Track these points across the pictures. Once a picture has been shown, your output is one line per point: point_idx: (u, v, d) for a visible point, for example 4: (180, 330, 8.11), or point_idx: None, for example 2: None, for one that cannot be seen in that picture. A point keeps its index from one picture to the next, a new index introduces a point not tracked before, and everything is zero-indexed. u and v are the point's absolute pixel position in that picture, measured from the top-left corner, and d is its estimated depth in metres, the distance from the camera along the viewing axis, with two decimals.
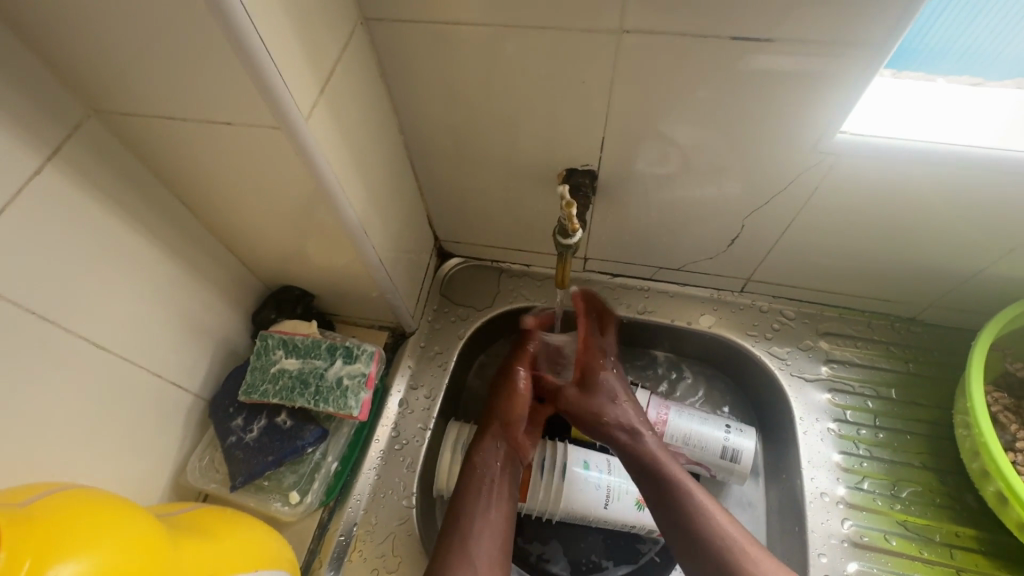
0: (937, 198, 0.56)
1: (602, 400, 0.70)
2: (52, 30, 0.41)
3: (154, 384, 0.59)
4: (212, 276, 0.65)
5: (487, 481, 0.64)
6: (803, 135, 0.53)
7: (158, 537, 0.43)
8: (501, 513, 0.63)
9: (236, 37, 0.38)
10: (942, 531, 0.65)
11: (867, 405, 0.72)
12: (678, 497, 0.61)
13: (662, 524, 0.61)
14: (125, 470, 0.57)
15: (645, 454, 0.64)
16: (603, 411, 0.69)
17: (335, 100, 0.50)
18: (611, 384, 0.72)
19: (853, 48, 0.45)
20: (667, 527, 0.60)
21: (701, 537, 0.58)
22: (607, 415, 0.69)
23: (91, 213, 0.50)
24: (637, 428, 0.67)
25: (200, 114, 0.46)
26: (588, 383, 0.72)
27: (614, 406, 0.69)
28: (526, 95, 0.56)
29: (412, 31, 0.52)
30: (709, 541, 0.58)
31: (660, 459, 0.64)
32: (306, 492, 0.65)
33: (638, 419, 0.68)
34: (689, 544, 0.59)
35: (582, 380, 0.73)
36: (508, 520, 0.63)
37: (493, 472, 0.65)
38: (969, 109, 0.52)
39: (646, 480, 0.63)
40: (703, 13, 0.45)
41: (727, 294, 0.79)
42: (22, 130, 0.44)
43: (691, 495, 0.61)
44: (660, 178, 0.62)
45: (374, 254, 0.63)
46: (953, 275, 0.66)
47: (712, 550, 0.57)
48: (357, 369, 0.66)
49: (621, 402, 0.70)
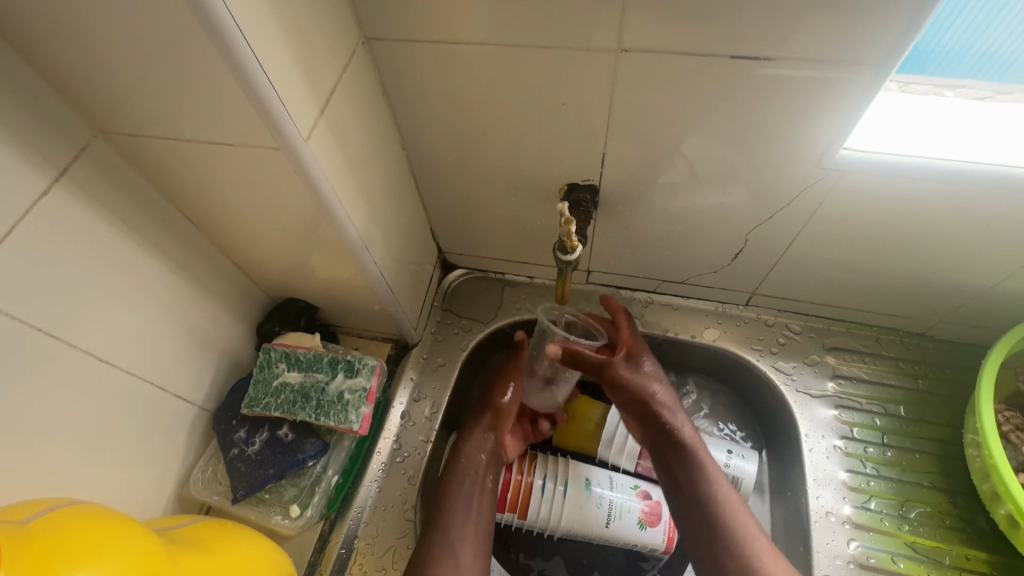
0: (946, 213, 0.55)
1: (649, 376, 0.67)
2: (61, 56, 0.42)
3: (159, 397, 0.60)
4: (216, 289, 0.65)
5: (471, 473, 0.66)
6: (805, 150, 0.53)
7: (159, 557, 0.43)
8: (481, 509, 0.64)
9: (236, 62, 0.39)
10: (951, 554, 0.64)
11: (874, 423, 0.71)
12: (706, 483, 0.61)
13: (688, 509, 0.61)
14: (130, 483, 0.57)
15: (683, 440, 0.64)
16: (651, 387, 0.67)
17: (336, 119, 0.50)
18: (651, 364, 0.69)
19: (853, 66, 0.45)
20: (693, 513, 0.61)
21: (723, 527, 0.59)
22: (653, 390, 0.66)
23: (97, 231, 0.51)
24: (676, 412, 0.67)
25: (202, 135, 0.47)
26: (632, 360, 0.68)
27: (660, 387, 0.67)
28: (527, 112, 0.56)
29: (412, 48, 0.52)
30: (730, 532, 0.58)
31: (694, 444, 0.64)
32: (306, 506, 0.65)
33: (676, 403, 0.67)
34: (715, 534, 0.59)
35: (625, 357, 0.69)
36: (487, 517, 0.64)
37: (476, 464, 0.67)
38: (975, 125, 0.51)
39: (677, 463, 0.63)
40: (703, 30, 0.45)
41: (732, 307, 0.78)
42: (30, 153, 0.44)
43: (720, 486, 0.61)
44: (663, 191, 0.62)
45: (376, 269, 0.63)
46: (963, 292, 0.64)
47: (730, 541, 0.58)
48: (357, 384, 0.66)
49: (664, 385, 0.68)
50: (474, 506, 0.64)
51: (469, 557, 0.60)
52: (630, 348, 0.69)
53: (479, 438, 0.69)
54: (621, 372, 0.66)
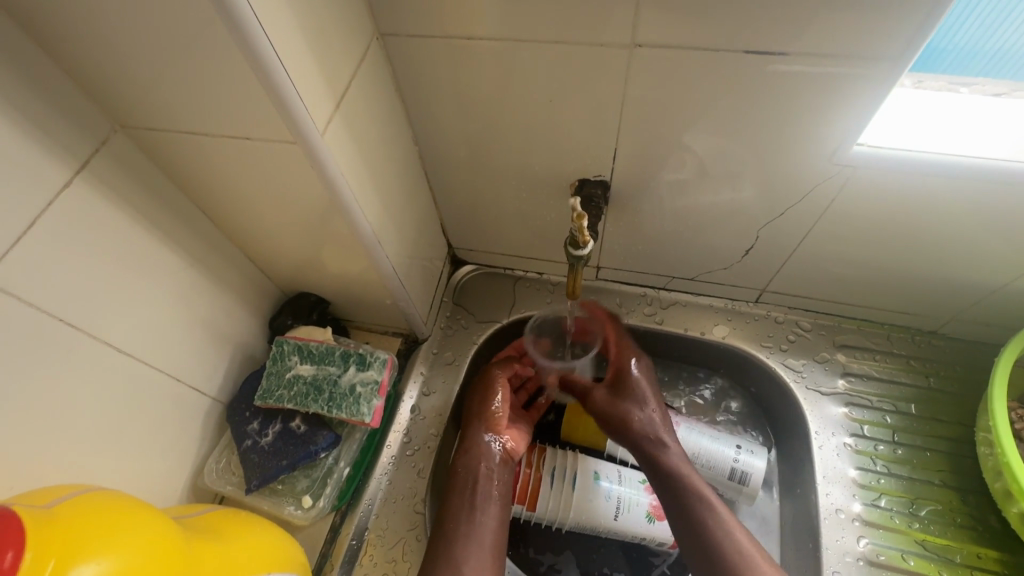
0: (960, 211, 0.55)
1: (632, 404, 0.67)
2: (84, 50, 0.43)
3: (174, 388, 0.61)
4: (230, 281, 0.66)
5: (472, 483, 0.65)
6: (818, 147, 0.53)
7: (176, 543, 0.44)
8: (489, 517, 0.63)
9: (254, 55, 0.39)
10: (963, 552, 0.64)
11: (885, 420, 0.71)
12: (693, 498, 0.60)
13: (675, 528, 0.61)
14: (145, 472, 0.58)
15: (666, 469, 0.63)
16: (632, 416, 0.66)
17: (350, 112, 0.51)
18: (643, 387, 0.68)
19: (869, 61, 0.45)
20: (680, 526, 0.60)
21: (708, 530, 0.58)
22: (633, 419, 0.66)
23: (115, 223, 0.51)
24: (661, 438, 0.65)
25: (219, 129, 0.47)
26: (620, 385, 0.68)
27: (642, 413, 0.66)
28: (539, 108, 0.56)
29: (426, 44, 0.53)
30: (715, 534, 0.58)
31: (681, 471, 0.62)
32: (319, 496, 0.66)
33: (663, 427, 0.66)
34: (714, 568, 0.57)
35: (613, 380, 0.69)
36: (497, 526, 0.63)
37: (477, 473, 0.65)
38: (991, 121, 0.51)
39: (661, 488, 0.63)
40: (718, 25, 0.45)
41: (742, 304, 0.78)
42: (51, 146, 0.45)
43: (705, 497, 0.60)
44: (674, 187, 0.62)
45: (388, 263, 0.63)
46: (978, 289, 0.64)
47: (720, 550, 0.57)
48: (369, 377, 0.67)
49: (650, 409, 0.67)
50: (478, 516, 0.62)
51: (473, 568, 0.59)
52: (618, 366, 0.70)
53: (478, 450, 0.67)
54: (600, 401, 0.69)
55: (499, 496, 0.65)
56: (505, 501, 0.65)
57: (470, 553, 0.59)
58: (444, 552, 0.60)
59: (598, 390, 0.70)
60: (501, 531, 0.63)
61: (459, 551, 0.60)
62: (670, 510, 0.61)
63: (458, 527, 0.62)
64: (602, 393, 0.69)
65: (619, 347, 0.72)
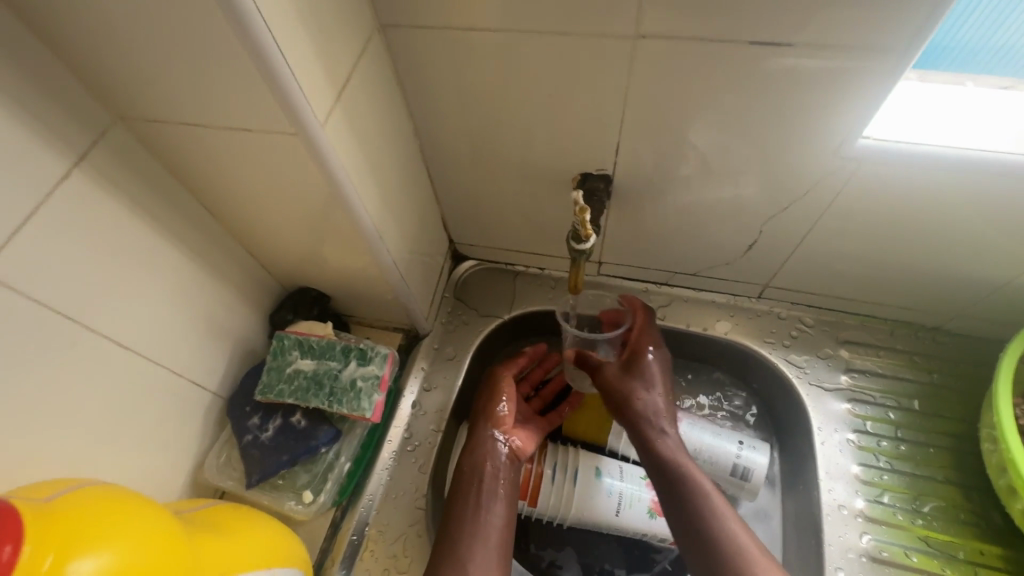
0: (965, 207, 0.54)
1: (638, 384, 0.67)
2: (81, 40, 0.42)
3: (174, 383, 0.60)
4: (230, 275, 0.66)
5: (478, 483, 0.64)
6: (822, 140, 0.52)
7: (176, 538, 0.44)
8: (498, 515, 0.62)
9: (254, 46, 0.39)
10: (965, 548, 0.63)
11: (888, 416, 0.70)
12: (687, 480, 0.60)
13: (665, 508, 0.61)
14: (145, 467, 0.58)
15: (664, 451, 0.63)
16: (635, 397, 0.66)
17: (351, 105, 0.50)
18: (652, 370, 0.68)
19: (875, 52, 0.44)
20: (669, 504, 0.60)
21: (697, 509, 0.59)
22: (637, 400, 0.66)
23: (114, 216, 0.51)
24: (663, 422, 0.65)
25: (219, 121, 0.47)
26: (631, 365, 0.68)
27: (649, 395, 0.66)
28: (541, 100, 0.56)
29: (428, 36, 0.52)
30: (704, 514, 0.58)
31: (679, 456, 0.62)
32: (319, 492, 0.65)
33: (666, 412, 0.66)
34: (697, 545, 0.57)
35: (625, 360, 0.69)
36: (505, 525, 0.63)
37: (483, 473, 0.65)
38: (998, 114, 0.50)
39: (656, 469, 0.63)
40: (723, 17, 0.44)
41: (744, 300, 0.78)
42: (49, 137, 0.45)
43: (699, 480, 0.60)
44: (677, 182, 0.61)
45: (389, 258, 0.63)
46: (982, 285, 0.64)
47: (705, 529, 0.58)
48: (370, 371, 0.67)
49: (655, 393, 0.66)
50: (485, 515, 0.62)
51: (479, 566, 0.58)
52: (632, 346, 0.69)
53: (485, 450, 0.66)
54: (609, 375, 0.68)
55: (506, 496, 0.64)
56: (512, 501, 0.64)
57: (476, 553, 0.59)
58: (450, 548, 0.60)
59: (609, 364, 0.69)
60: (508, 531, 0.63)
61: (465, 551, 0.59)
62: (661, 488, 0.62)
63: (465, 524, 0.61)
64: (612, 368, 0.68)
65: (641, 330, 0.70)
